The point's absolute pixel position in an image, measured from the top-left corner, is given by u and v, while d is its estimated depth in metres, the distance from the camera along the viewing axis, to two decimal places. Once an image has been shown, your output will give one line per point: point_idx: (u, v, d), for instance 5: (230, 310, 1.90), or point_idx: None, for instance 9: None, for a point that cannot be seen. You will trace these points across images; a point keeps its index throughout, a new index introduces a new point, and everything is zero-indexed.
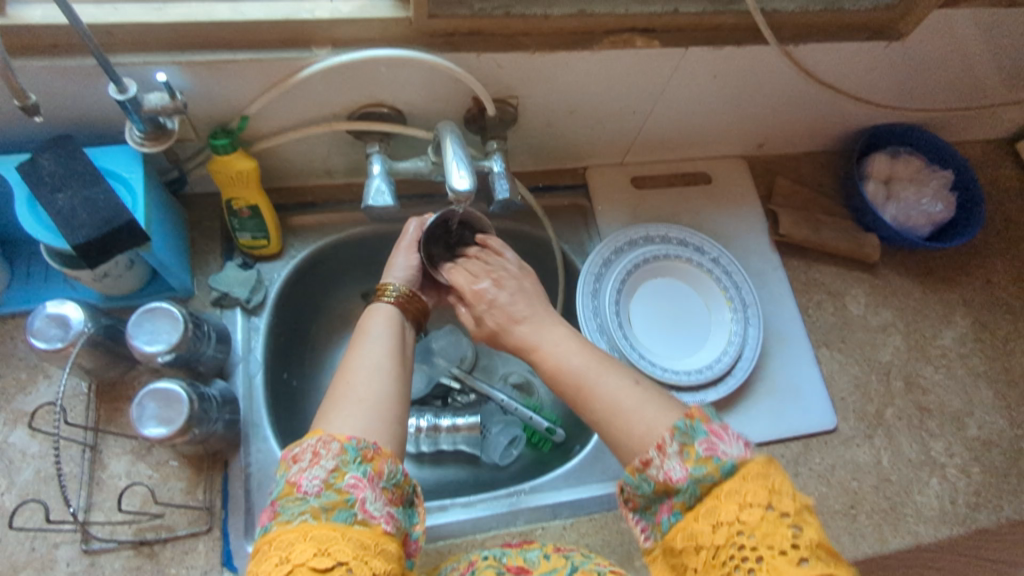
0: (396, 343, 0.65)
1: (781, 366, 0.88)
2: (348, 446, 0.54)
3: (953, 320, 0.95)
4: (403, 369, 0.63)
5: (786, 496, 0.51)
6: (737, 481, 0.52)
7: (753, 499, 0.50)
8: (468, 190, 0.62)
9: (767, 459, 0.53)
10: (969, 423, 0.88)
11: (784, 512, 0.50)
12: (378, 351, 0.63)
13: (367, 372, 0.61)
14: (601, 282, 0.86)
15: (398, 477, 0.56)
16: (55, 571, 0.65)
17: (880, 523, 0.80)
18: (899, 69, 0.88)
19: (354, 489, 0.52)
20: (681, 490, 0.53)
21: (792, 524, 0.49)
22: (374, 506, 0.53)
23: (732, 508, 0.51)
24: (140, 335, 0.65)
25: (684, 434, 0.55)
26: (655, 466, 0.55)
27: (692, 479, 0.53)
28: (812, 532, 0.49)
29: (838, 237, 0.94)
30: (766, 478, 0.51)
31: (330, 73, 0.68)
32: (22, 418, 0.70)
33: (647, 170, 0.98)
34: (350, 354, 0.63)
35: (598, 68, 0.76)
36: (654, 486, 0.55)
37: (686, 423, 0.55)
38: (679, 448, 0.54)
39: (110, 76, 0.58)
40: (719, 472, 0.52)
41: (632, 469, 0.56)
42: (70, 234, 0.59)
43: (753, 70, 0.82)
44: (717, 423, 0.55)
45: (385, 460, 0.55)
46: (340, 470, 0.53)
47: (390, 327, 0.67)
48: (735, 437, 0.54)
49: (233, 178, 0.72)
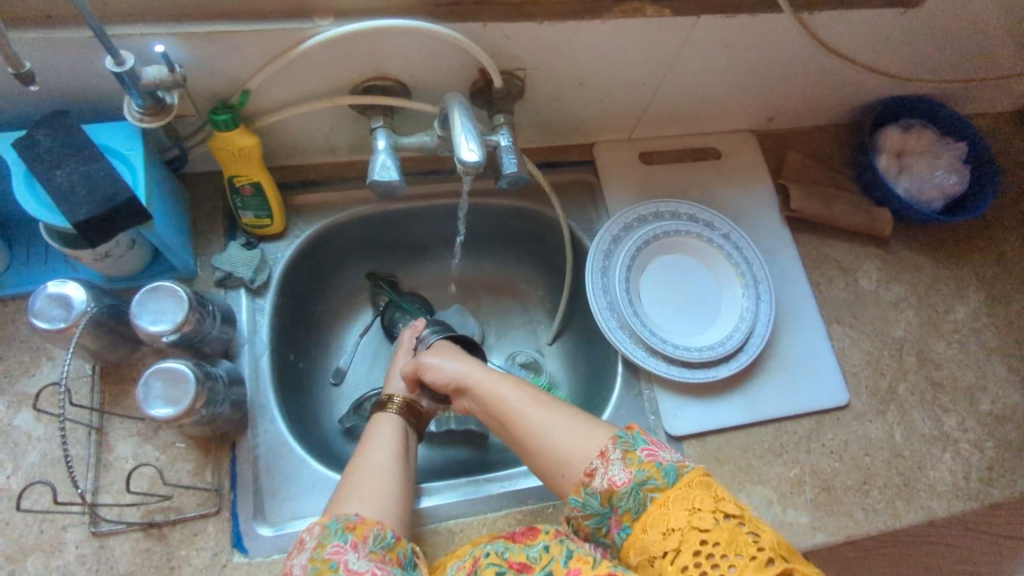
0: (399, 440, 0.70)
1: (793, 343, 0.87)
2: (330, 523, 0.60)
3: (966, 295, 0.93)
4: (408, 467, 0.69)
5: (728, 500, 0.56)
6: (682, 489, 0.57)
7: (702, 504, 0.55)
8: (477, 163, 0.60)
9: (704, 470, 0.59)
10: (982, 398, 0.87)
11: (738, 518, 0.54)
12: (385, 449, 0.69)
13: (372, 471, 0.66)
14: (610, 259, 0.85)
15: (387, 540, 0.60)
16: (64, 553, 0.64)
17: (893, 498, 0.80)
18: (914, 38, 0.86)
19: (336, 555, 0.57)
20: (624, 495, 0.59)
21: (750, 529, 0.54)
22: (359, 564, 0.57)
23: (681, 513, 0.56)
24: (143, 315, 0.63)
25: (625, 441, 0.63)
26: (599, 475, 0.62)
27: (635, 482, 0.59)
28: (769, 536, 0.54)
29: (851, 212, 0.92)
30: (708, 486, 0.57)
31: (332, 44, 0.66)
32: (26, 401, 0.69)
33: (655, 146, 0.96)
34: (355, 452, 0.69)
35: (607, 39, 0.74)
36: (601, 497, 0.61)
37: (626, 434, 0.64)
38: (621, 455, 0.62)
39: (107, 48, 0.55)
40: (659, 474, 0.59)
41: (579, 486, 0.63)
42: (70, 211, 0.58)
43: (766, 40, 0.80)
44: (653, 437, 0.63)
45: (369, 527, 0.60)
46: (321, 543, 0.58)
47: (399, 429, 0.72)
48: (670, 449, 0.63)
49: (235, 154, 0.71)
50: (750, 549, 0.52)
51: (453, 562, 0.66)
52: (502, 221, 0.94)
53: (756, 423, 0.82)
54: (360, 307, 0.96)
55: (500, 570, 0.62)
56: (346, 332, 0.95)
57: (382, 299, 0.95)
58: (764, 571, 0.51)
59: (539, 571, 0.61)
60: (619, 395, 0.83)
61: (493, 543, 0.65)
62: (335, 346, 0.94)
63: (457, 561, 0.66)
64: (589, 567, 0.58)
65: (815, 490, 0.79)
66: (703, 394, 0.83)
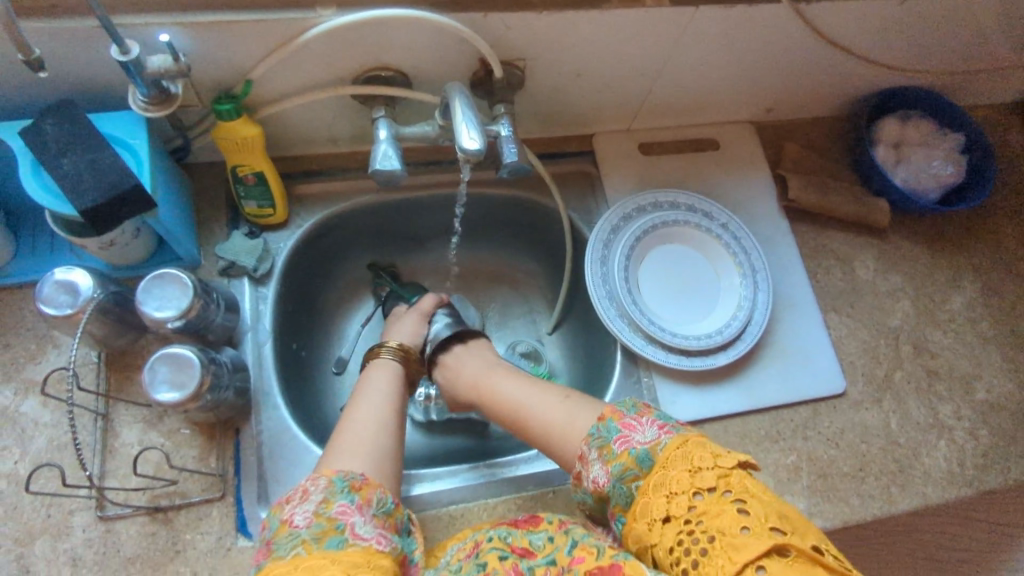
0: (393, 404, 0.71)
1: (790, 332, 0.88)
2: (336, 480, 0.60)
3: (962, 285, 0.94)
4: (400, 428, 0.69)
5: (706, 470, 0.54)
6: (659, 473, 0.57)
7: (677, 487, 0.55)
8: (477, 151, 0.61)
9: (682, 439, 0.58)
10: (977, 386, 0.88)
11: (721, 489, 0.53)
12: (380, 409, 0.70)
13: (368, 429, 0.67)
14: (609, 249, 0.86)
15: (388, 505, 0.60)
16: (71, 537, 0.65)
17: (888, 485, 0.81)
18: (911, 30, 0.87)
19: (342, 516, 0.57)
20: (610, 492, 0.61)
21: (734, 499, 0.51)
22: (364, 529, 0.57)
23: (661, 501, 0.55)
24: (149, 302, 0.64)
25: (599, 437, 0.63)
26: (585, 477, 0.63)
27: (614, 476, 0.60)
28: (757, 506, 0.51)
29: (848, 202, 0.93)
30: (686, 460, 0.56)
31: (334, 34, 0.67)
32: (32, 387, 0.70)
33: (654, 137, 0.97)
34: (349, 412, 0.69)
35: (607, 30, 0.75)
36: (593, 494, 0.63)
37: (598, 428, 0.64)
38: (598, 452, 0.63)
39: (112, 37, 0.56)
40: (635, 463, 0.59)
41: (575, 485, 0.65)
42: (76, 198, 0.59)
43: (764, 31, 0.81)
44: (628, 419, 0.63)
45: (373, 490, 0.60)
46: (328, 500, 0.57)
47: (392, 386, 0.74)
48: (647, 424, 0.62)
49: (239, 144, 0.71)
50: (734, 522, 0.50)
51: (454, 546, 0.67)
52: (502, 212, 0.95)
53: (753, 411, 0.83)
54: (362, 297, 0.97)
55: (503, 554, 0.62)
56: (347, 322, 0.95)
57: (384, 290, 0.95)
58: (750, 545, 0.48)
59: (542, 558, 0.62)
60: (619, 382, 0.84)
61: (495, 528, 0.66)
62: (337, 335, 0.94)
63: (458, 545, 0.67)
64: (592, 558, 0.57)
65: (812, 477, 0.80)
66: (701, 382, 0.83)
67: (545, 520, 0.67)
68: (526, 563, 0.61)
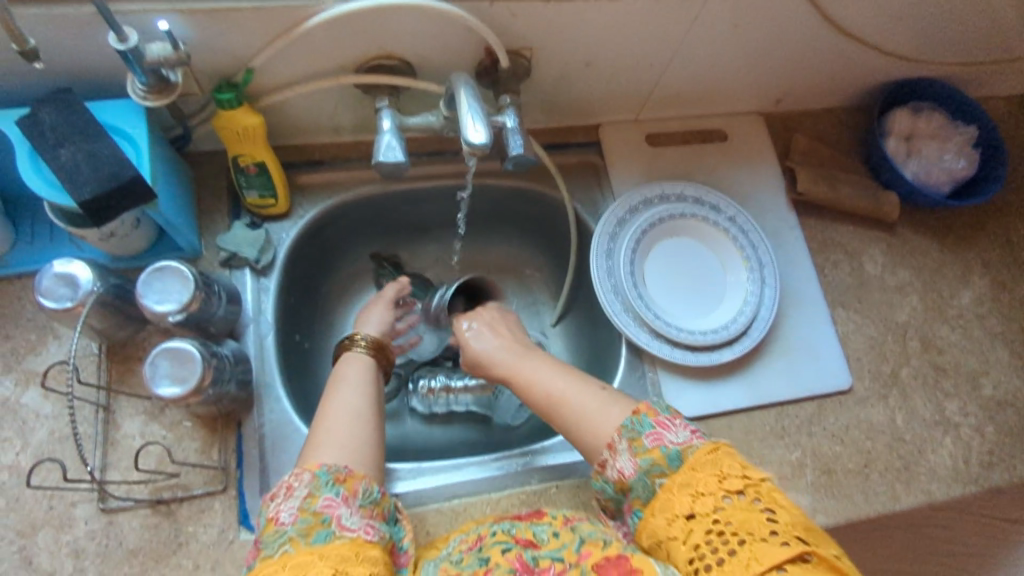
0: (371, 391, 0.68)
1: (797, 328, 0.87)
2: (320, 473, 0.58)
3: (971, 280, 0.93)
4: (380, 416, 0.66)
5: (734, 475, 0.54)
6: (687, 473, 0.56)
7: (705, 487, 0.54)
8: (483, 144, 0.60)
9: (712, 445, 0.57)
10: (985, 383, 0.87)
11: (751, 495, 0.52)
12: (355, 394, 0.66)
13: (346, 419, 0.63)
14: (615, 242, 0.85)
15: (375, 495, 0.58)
16: (74, 529, 0.65)
17: (893, 481, 0.80)
18: (925, 20, 0.85)
19: (328, 509, 0.55)
20: (634, 485, 0.59)
21: (764, 507, 0.51)
22: (351, 520, 0.56)
23: (686, 498, 0.54)
24: (149, 295, 0.64)
25: (630, 430, 0.61)
26: (610, 466, 0.61)
27: (641, 472, 0.58)
28: (786, 515, 0.51)
29: (857, 196, 0.92)
30: (715, 464, 0.55)
31: (337, 22, 0.65)
32: (33, 378, 0.69)
33: (662, 127, 0.96)
34: (326, 399, 0.66)
35: (614, 19, 0.73)
36: (615, 485, 0.61)
37: (632, 420, 0.62)
38: (628, 444, 0.60)
39: (110, 24, 0.55)
40: (665, 460, 0.57)
41: (596, 473, 0.63)
42: (74, 190, 0.58)
43: (774, 20, 0.79)
44: (661, 417, 0.61)
45: (358, 480, 0.58)
46: (312, 495, 0.56)
47: (367, 375, 0.69)
48: (680, 427, 0.60)
49: (240, 134, 0.70)
50: (764, 527, 0.50)
51: (457, 539, 0.67)
52: (506, 203, 0.94)
53: (758, 407, 0.83)
54: (363, 288, 0.96)
55: (507, 545, 0.61)
56: (349, 313, 0.94)
57: (385, 281, 0.94)
58: (779, 550, 0.48)
59: (546, 550, 0.60)
60: (622, 375, 0.84)
61: (499, 522, 0.65)
62: (339, 327, 0.93)
63: (461, 539, 0.66)
64: (598, 550, 0.57)
65: (817, 473, 0.79)
66: (706, 377, 0.83)
67: (550, 516, 0.66)
68: (530, 553, 0.60)
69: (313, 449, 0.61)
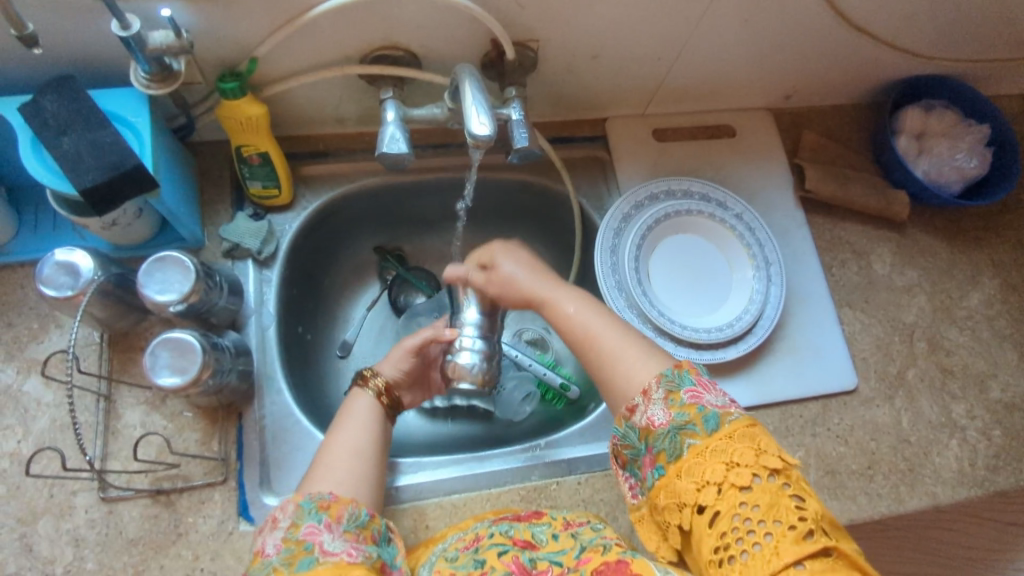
0: (377, 430, 0.67)
1: (803, 327, 0.87)
2: (303, 502, 0.57)
3: (981, 282, 0.92)
4: (381, 455, 0.66)
5: (771, 454, 0.52)
6: (722, 439, 0.53)
7: (740, 459, 0.52)
8: (488, 136, 0.59)
9: (749, 419, 0.55)
10: (992, 385, 0.86)
11: (782, 479, 0.51)
12: (360, 436, 0.65)
13: (344, 456, 0.63)
14: (620, 238, 0.84)
15: (362, 518, 0.58)
16: (74, 517, 0.65)
17: (897, 484, 0.80)
18: (940, 16, 0.84)
19: (310, 536, 0.55)
20: (660, 436, 0.56)
21: (793, 494, 0.50)
22: (333, 544, 0.55)
23: (717, 467, 0.52)
24: (150, 284, 0.63)
25: (669, 381, 0.58)
26: (639, 412, 0.58)
27: (673, 425, 0.55)
28: (814, 503, 0.50)
29: (866, 194, 0.90)
30: (752, 438, 0.53)
31: (341, 12, 0.65)
32: (34, 366, 0.69)
33: (669, 122, 0.95)
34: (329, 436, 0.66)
35: (622, 11, 0.72)
36: (640, 432, 0.58)
37: (672, 371, 0.59)
38: (664, 395, 0.58)
39: (112, 12, 0.54)
40: (700, 420, 0.54)
41: (621, 418, 0.60)
42: (76, 178, 0.57)
43: (786, 15, 0.78)
44: (702, 377, 0.59)
45: (343, 506, 0.58)
46: (295, 524, 0.55)
47: (374, 415, 0.68)
48: (719, 392, 0.58)
49: (244, 124, 0.70)
50: (792, 515, 0.49)
51: (455, 536, 0.66)
52: (511, 196, 0.94)
53: (764, 406, 0.82)
54: (367, 281, 0.95)
55: (503, 548, 0.61)
56: (353, 307, 0.94)
57: (390, 274, 0.94)
58: (803, 544, 0.48)
59: (545, 552, 0.61)
60: None
61: (497, 523, 0.65)
62: (342, 319, 0.93)
63: (458, 537, 0.66)
64: (598, 555, 0.58)
65: (820, 473, 0.79)
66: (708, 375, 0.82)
67: (549, 517, 0.67)
68: (527, 555, 0.60)
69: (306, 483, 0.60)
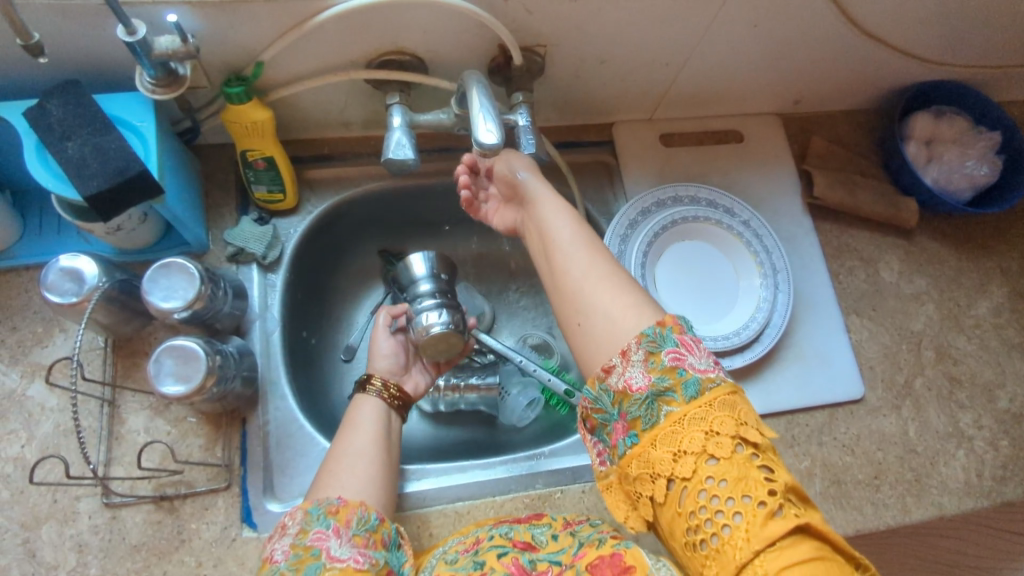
0: (381, 434, 0.67)
1: (809, 335, 0.86)
2: (312, 508, 0.58)
3: (989, 290, 0.91)
4: (390, 457, 0.66)
5: (749, 425, 0.51)
6: (701, 407, 0.51)
7: (718, 428, 0.50)
8: (495, 144, 0.58)
9: (730, 386, 0.53)
10: (1000, 395, 0.86)
11: (752, 450, 0.50)
12: (363, 439, 0.65)
13: (348, 459, 0.63)
14: (626, 244, 0.83)
15: (371, 522, 0.58)
16: (77, 523, 0.65)
17: (904, 494, 0.79)
18: (952, 22, 0.83)
19: (318, 542, 0.55)
20: (637, 401, 0.53)
21: (762, 465, 0.49)
22: (341, 550, 0.56)
23: (695, 436, 0.50)
24: (155, 291, 0.63)
25: (652, 341, 0.54)
26: (617, 373, 0.55)
27: (652, 390, 0.52)
28: (784, 475, 0.49)
29: (874, 201, 0.90)
30: (732, 407, 0.51)
31: (349, 17, 0.64)
32: (39, 371, 0.69)
33: (676, 127, 0.94)
34: (336, 441, 0.65)
35: (631, 16, 0.72)
36: (614, 396, 0.55)
37: (654, 330, 0.55)
38: (644, 356, 0.54)
39: (118, 17, 0.54)
40: (680, 387, 0.52)
41: (594, 379, 0.57)
42: (81, 184, 0.57)
43: (797, 20, 0.77)
44: (687, 337, 0.55)
45: (353, 510, 0.58)
46: (303, 530, 0.56)
47: (378, 418, 0.68)
48: (703, 352, 0.54)
49: (250, 129, 0.70)
50: (761, 489, 0.48)
51: (456, 539, 0.66)
52: None
53: (769, 415, 0.82)
54: (371, 283, 0.94)
55: (503, 549, 0.60)
56: (357, 310, 0.93)
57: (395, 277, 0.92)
58: (774, 522, 0.47)
59: (544, 552, 0.61)
60: None
61: (498, 526, 0.65)
62: (346, 322, 0.92)
63: (459, 540, 0.66)
64: (594, 549, 0.59)
65: (825, 483, 0.78)
66: None
67: (548, 518, 0.67)
68: (527, 556, 0.60)
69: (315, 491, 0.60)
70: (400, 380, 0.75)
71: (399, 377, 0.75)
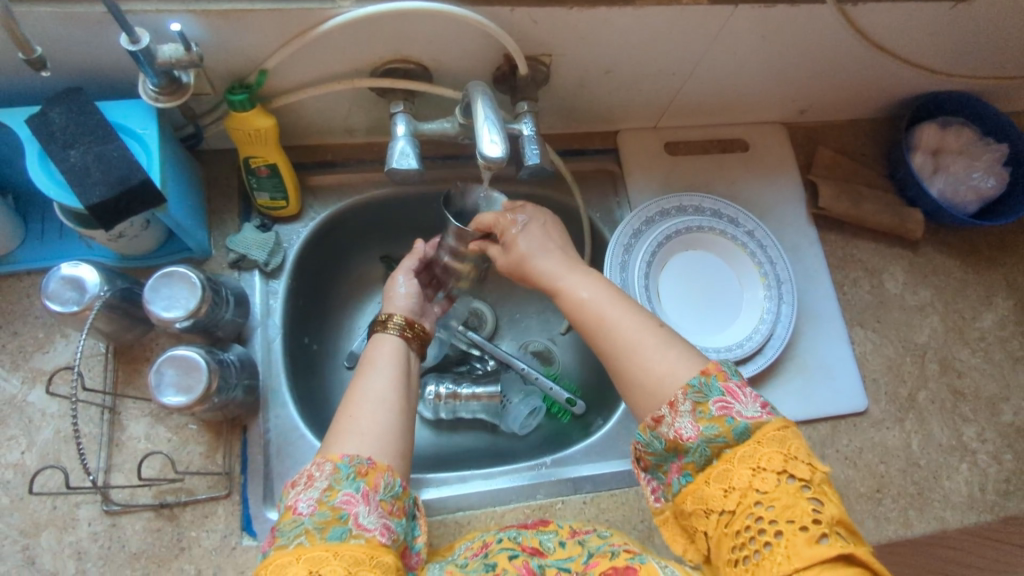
0: (400, 384, 0.62)
1: (813, 346, 0.86)
2: (341, 465, 0.54)
3: (994, 302, 0.91)
4: (408, 403, 0.61)
5: (801, 461, 0.50)
6: (751, 445, 0.51)
7: (767, 464, 0.50)
8: (500, 157, 0.58)
9: (782, 422, 0.52)
10: (1004, 408, 0.85)
11: (803, 482, 0.49)
12: (383, 385, 0.61)
13: (370, 406, 0.58)
14: (629, 254, 0.82)
15: (397, 489, 0.55)
16: (77, 530, 0.65)
17: (906, 508, 0.79)
18: (963, 34, 0.82)
19: (347, 506, 0.52)
20: (691, 449, 0.52)
21: (812, 497, 0.48)
22: (368, 519, 0.52)
23: (745, 473, 0.50)
24: (156, 301, 0.63)
25: (698, 392, 0.53)
26: (666, 423, 0.54)
27: (702, 439, 0.52)
28: (832, 507, 0.48)
29: (881, 213, 0.89)
30: (783, 442, 0.50)
31: (354, 26, 0.64)
32: (40, 376, 0.69)
33: (682, 135, 0.94)
34: (354, 382, 0.61)
35: (638, 26, 0.71)
36: (666, 444, 0.54)
37: (699, 380, 0.54)
38: (692, 407, 0.53)
39: (121, 26, 0.53)
40: (730, 433, 0.51)
41: (644, 426, 0.55)
42: (83, 193, 0.57)
43: (806, 31, 0.76)
44: (732, 382, 0.54)
45: (381, 474, 0.54)
46: (332, 488, 0.52)
47: (396, 362, 0.64)
48: (750, 398, 0.53)
49: (252, 136, 0.69)
50: (806, 517, 0.47)
51: (460, 547, 0.66)
52: None
53: None
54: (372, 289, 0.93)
55: (513, 552, 0.60)
56: (358, 316, 0.93)
57: None
58: (815, 546, 0.46)
59: (553, 559, 0.60)
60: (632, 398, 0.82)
61: (504, 530, 0.65)
62: (348, 329, 0.92)
63: (465, 547, 0.65)
64: (607, 560, 0.58)
65: None
66: None
67: (555, 525, 0.66)
68: (536, 561, 0.60)
69: (334, 439, 0.56)
70: (419, 320, 0.72)
71: (419, 318, 0.72)
